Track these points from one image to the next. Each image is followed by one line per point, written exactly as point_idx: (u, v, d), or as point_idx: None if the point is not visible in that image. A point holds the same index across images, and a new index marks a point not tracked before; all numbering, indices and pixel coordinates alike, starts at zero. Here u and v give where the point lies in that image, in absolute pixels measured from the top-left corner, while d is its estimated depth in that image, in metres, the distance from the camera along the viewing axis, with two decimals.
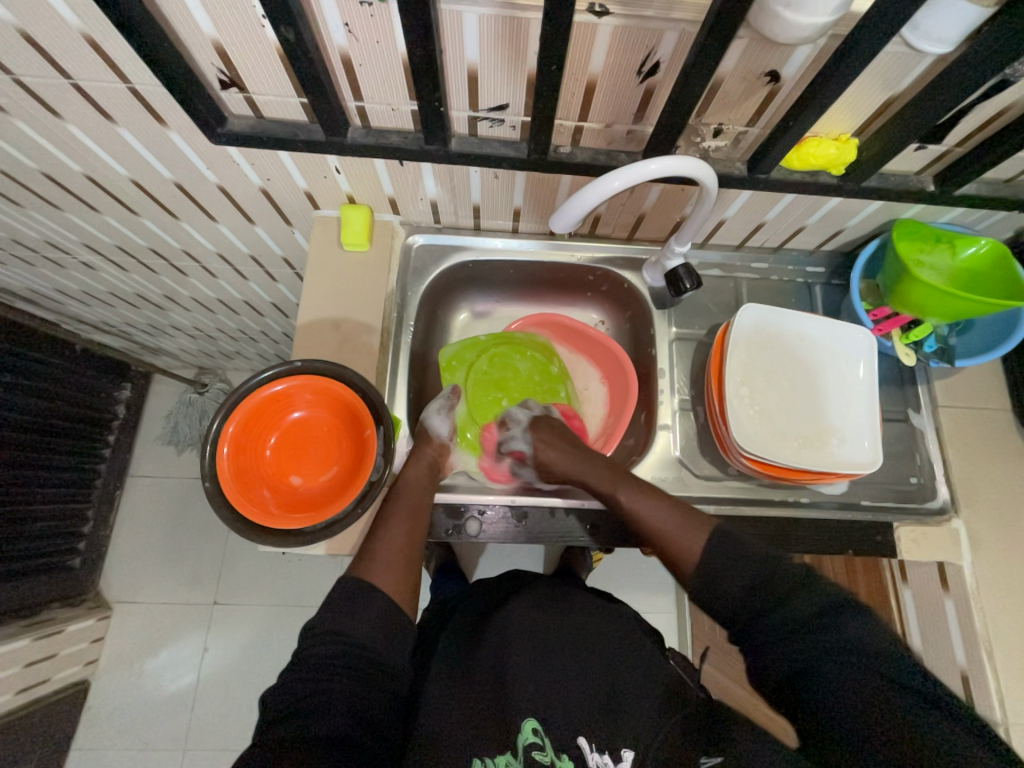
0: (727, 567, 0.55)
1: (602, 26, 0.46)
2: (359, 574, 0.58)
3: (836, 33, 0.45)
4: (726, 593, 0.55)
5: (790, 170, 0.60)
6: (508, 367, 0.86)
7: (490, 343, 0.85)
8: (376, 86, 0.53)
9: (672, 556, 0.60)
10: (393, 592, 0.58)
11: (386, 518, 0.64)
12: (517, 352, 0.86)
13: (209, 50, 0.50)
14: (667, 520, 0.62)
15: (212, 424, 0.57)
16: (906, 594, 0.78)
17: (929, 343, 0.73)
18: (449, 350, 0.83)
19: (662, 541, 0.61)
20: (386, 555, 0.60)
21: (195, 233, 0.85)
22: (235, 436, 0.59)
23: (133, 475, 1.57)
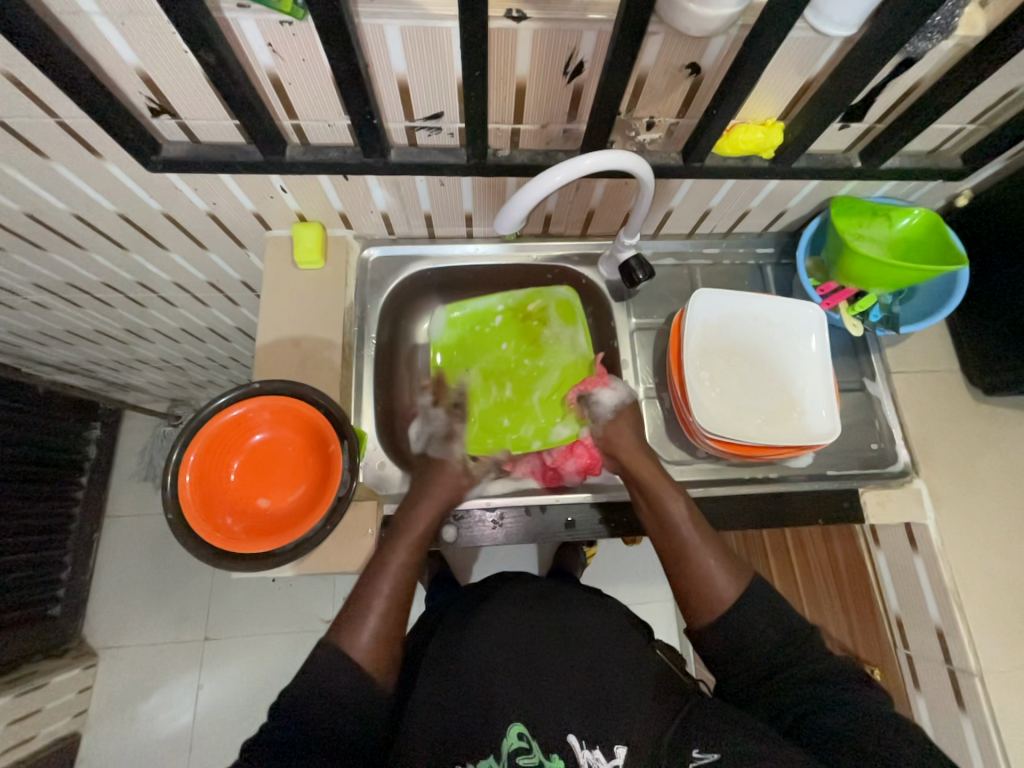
0: (762, 615, 0.58)
1: (521, 31, 0.47)
2: (337, 639, 0.56)
3: (745, 23, 0.47)
4: (755, 635, 0.57)
5: (724, 156, 0.62)
6: (490, 342, 0.86)
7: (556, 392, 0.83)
8: (310, 104, 0.54)
9: (693, 587, 0.60)
10: (366, 662, 0.56)
11: (382, 561, 0.61)
12: (482, 319, 0.86)
13: (135, 79, 0.50)
14: (721, 569, 0.60)
15: (171, 452, 0.56)
16: (880, 558, 0.80)
17: (874, 312, 0.75)
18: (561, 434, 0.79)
19: (699, 569, 0.60)
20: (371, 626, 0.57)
21: (146, 262, 0.84)
22: (197, 462, 0.58)
23: (110, 515, 1.53)
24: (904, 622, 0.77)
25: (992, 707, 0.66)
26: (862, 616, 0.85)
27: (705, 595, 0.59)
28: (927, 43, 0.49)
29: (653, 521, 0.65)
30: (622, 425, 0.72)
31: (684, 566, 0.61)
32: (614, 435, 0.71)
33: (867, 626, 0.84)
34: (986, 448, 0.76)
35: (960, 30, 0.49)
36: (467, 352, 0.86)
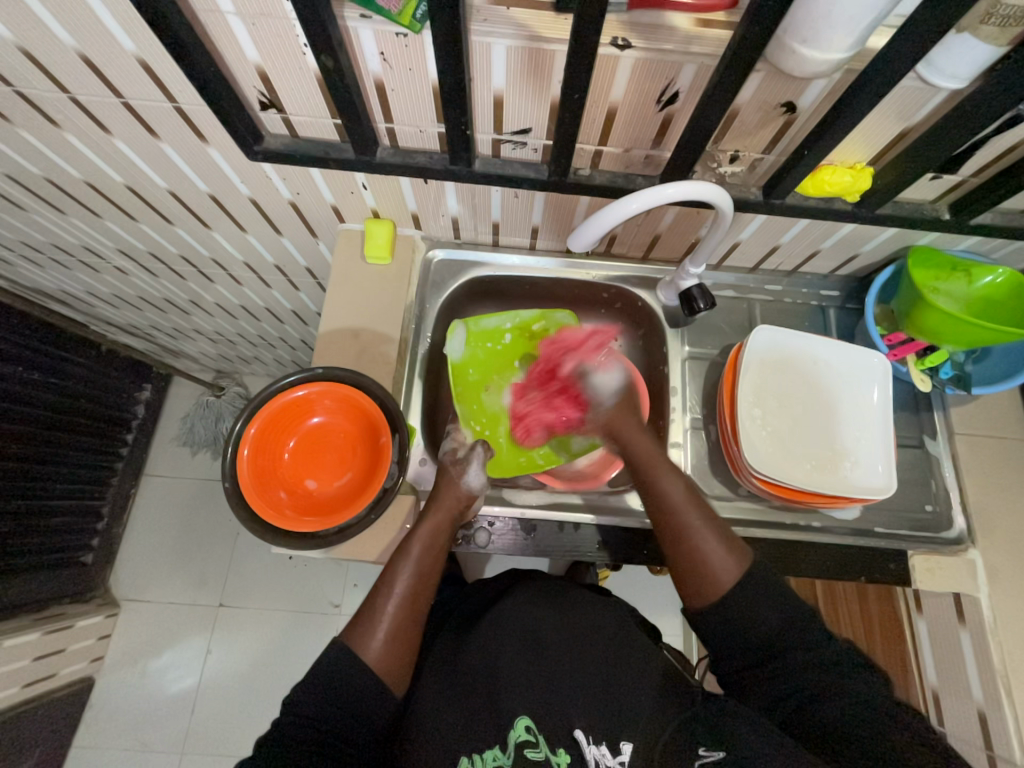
0: (769, 603, 0.57)
1: (624, 58, 0.48)
2: (349, 642, 0.56)
3: (852, 68, 0.47)
4: (764, 626, 0.55)
5: (806, 196, 0.62)
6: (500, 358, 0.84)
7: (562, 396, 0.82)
8: (406, 110, 0.56)
9: (690, 567, 0.59)
10: (380, 664, 0.56)
11: (396, 562, 0.62)
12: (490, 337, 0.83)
13: (252, 74, 0.53)
14: (722, 552, 0.59)
15: (235, 425, 0.59)
16: (921, 625, 0.77)
17: (945, 369, 0.72)
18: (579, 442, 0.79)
19: (694, 551, 0.59)
20: (384, 625, 0.57)
21: (224, 241, 0.89)
22: (256, 438, 0.61)
23: (149, 474, 1.61)
24: (941, 696, 0.73)
25: None
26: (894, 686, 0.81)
27: (699, 577, 0.58)
28: None
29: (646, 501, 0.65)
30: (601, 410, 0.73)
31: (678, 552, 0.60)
32: (615, 418, 0.72)
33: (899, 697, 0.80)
34: None
35: None
36: (483, 370, 0.83)
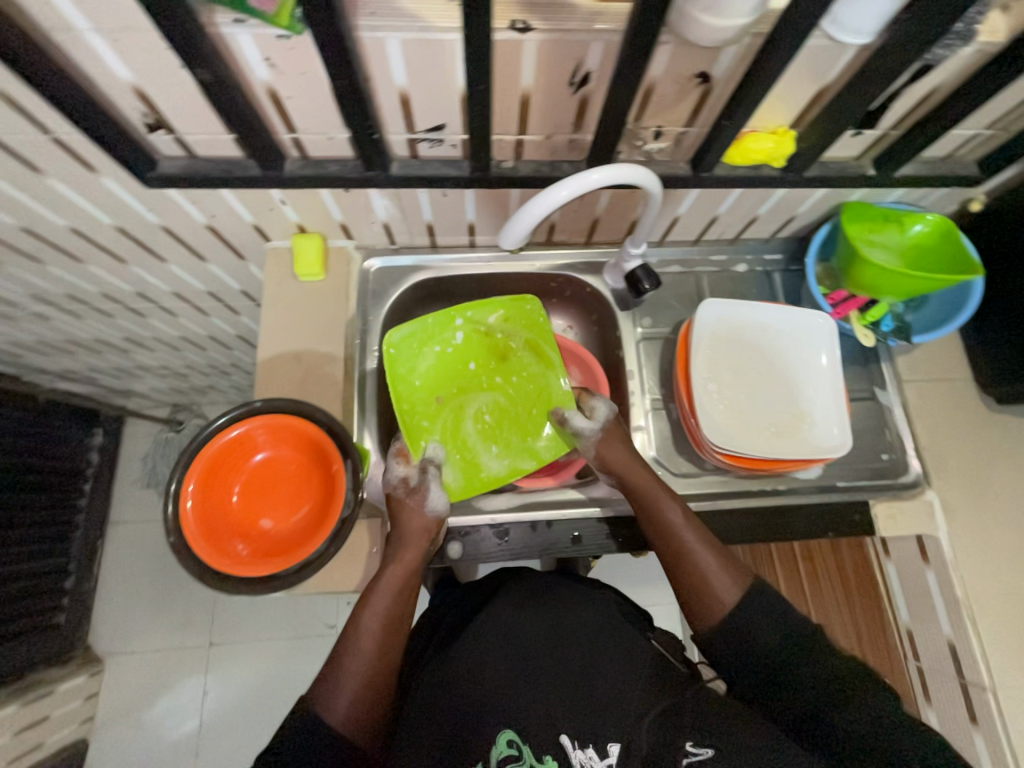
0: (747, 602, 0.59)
1: (526, 42, 0.45)
2: (315, 704, 0.55)
3: (759, 32, 0.46)
4: (759, 644, 0.57)
5: (733, 166, 0.61)
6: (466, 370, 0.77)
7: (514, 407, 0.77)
8: (308, 117, 0.52)
9: (696, 598, 0.61)
10: (348, 720, 0.54)
11: (360, 617, 0.59)
12: (441, 333, 0.75)
13: (130, 95, 0.49)
14: (720, 582, 0.60)
15: (171, 480, 0.56)
16: (890, 569, 0.80)
17: (886, 322, 0.74)
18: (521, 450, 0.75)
19: (695, 584, 0.61)
20: (348, 675, 0.56)
21: (146, 274, 0.83)
22: (197, 487, 0.57)
23: (114, 522, 1.53)
24: (915, 632, 0.76)
25: (1005, 721, 0.65)
26: (871, 630, 0.85)
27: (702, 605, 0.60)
28: (947, 50, 0.48)
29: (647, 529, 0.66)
30: (614, 442, 0.69)
31: (683, 586, 0.62)
32: (606, 452, 0.68)
33: (877, 639, 0.84)
34: (998, 458, 0.74)
35: (982, 37, 0.47)
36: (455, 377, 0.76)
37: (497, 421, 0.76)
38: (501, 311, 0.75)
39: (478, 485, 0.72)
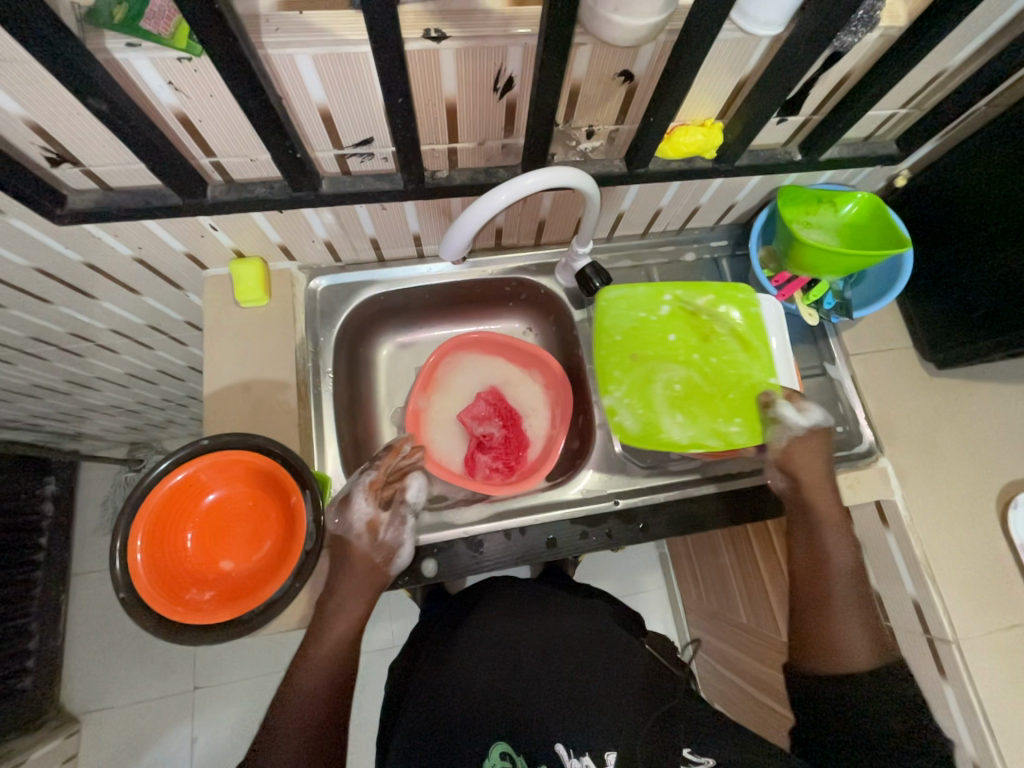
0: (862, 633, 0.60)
1: (443, 51, 0.44)
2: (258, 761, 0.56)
3: (673, 28, 0.46)
4: (847, 685, 0.58)
5: (667, 160, 0.61)
6: (656, 330, 0.74)
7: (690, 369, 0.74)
8: (227, 141, 0.50)
9: (816, 629, 0.61)
10: None
11: (297, 679, 0.60)
12: (647, 305, 0.74)
13: (25, 130, 0.45)
14: (851, 623, 0.61)
15: (114, 538, 0.52)
16: (891, 538, 0.76)
17: (828, 299, 0.76)
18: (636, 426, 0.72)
19: (832, 616, 0.61)
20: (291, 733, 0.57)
21: (76, 314, 0.78)
22: (145, 541, 0.54)
23: (77, 573, 1.45)
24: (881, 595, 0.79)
25: (969, 672, 0.67)
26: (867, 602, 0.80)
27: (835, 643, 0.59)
28: (853, 37, 0.49)
29: (800, 549, 0.66)
30: (812, 449, 0.67)
31: (816, 613, 0.62)
32: (797, 458, 0.67)
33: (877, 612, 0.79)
34: (943, 420, 0.78)
35: (883, 21, 0.49)
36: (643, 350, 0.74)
37: (685, 398, 0.73)
38: (737, 307, 0.72)
39: (649, 441, 0.70)
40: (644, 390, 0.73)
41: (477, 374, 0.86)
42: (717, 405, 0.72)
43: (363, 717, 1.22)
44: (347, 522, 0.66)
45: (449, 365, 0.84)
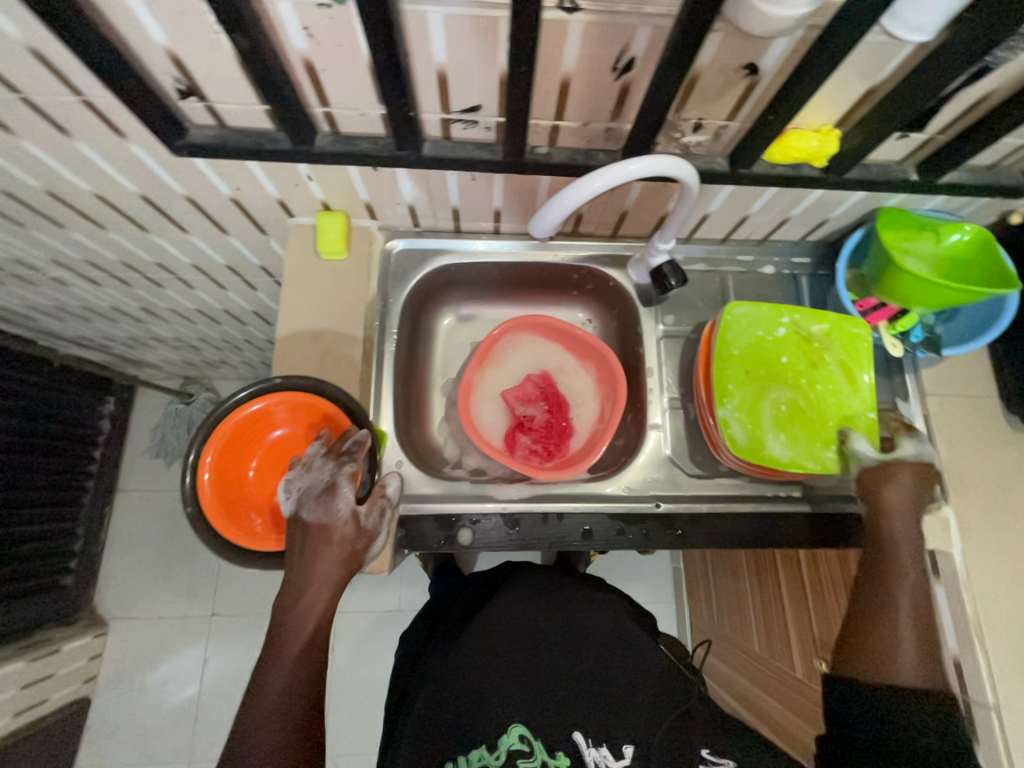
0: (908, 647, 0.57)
1: (573, 23, 0.44)
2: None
3: (814, 24, 0.44)
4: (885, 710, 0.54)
5: (772, 164, 0.59)
6: (770, 347, 0.70)
7: (805, 393, 0.69)
8: (343, 91, 0.51)
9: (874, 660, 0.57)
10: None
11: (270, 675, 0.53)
12: (766, 326, 0.71)
13: (164, 60, 0.48)
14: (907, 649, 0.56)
15: (189, 451, 0.56)
16: (940, 592, 0.70)
17: (916, 333, 0.72)
18: (747, 439, 0.67)
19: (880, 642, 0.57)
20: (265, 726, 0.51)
21: (166, 245, 0.82)
22: (213, 461, 0.57)
23: (123, 490, 1.55)
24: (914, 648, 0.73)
25: (1006, 742, 0.64)
26: None
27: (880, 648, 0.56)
28: (1008, 53, 0.46)
29: (866, 575, 0.62)
30: (901, 479, 0.61)
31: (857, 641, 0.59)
32: (883, 491, 0.61)
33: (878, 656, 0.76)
34: (1018, 478, 0.73)
35: None
36: (760, 362, 0.70)
37: (790, 420, 0.68)
38: (828, 324, 0.70)
39: (757, 460, 0.66)
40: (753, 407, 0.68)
41: (532, 358, 0.86)
42: (819, 432, 0.67)
43: (365, 670, 1.27)
44: (329, 511, 0.56)
45: (507, 345, 0.84)
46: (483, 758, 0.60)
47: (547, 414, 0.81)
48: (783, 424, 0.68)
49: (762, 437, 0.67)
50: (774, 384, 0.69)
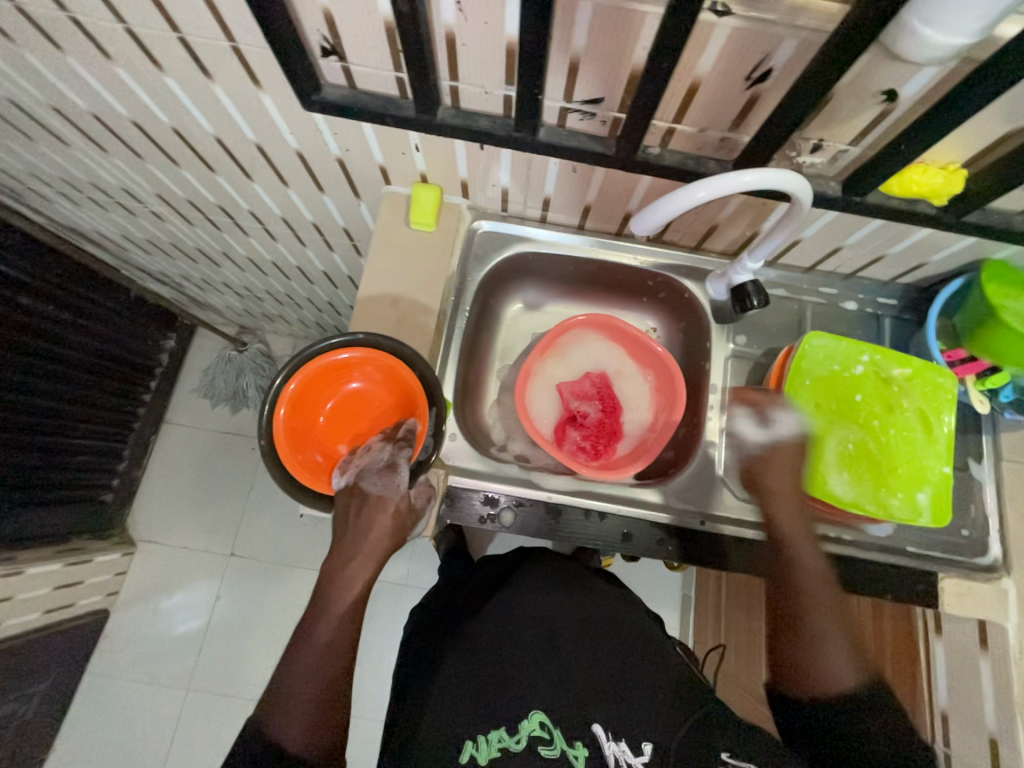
0: (828, 642, 0.58)
1: (721, 27, 0.44)
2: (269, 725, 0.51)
3: (970, 57, 0.43)
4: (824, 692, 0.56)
5: (887, 196, 0.58)
6: (846, 383, 0.68)
7: (875, 435, 0.67)
8: (475, 67, 0.53)
9: (795, 648, 0.59)
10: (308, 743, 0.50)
11: (315, 632, 0.55)
12: (843, 363, 0.69)
13: (319, 16, 0.50)
14: (828, 644, 0.57)
15: (275, 380, 0.59)
16: (984, 665, 0.66)
17: (1007, 392, 0.69)
18: (806, 470, 0.66)
19: (808, 633, 0.58)
20: (306, 684, 0.52)
21: (264, 194, 0.86)
22: (295, 395, 0.60)
23: (169, 422, 1.62)
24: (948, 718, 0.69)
25: None
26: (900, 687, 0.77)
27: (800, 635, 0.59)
28: None
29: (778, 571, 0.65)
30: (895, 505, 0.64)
31: (790, 633, 0.59)
32: (761, 475, 0.67)
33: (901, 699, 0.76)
34: None
35: None
36: (833, 396, 0.68)
37: (855, 459, 0.66)
38: (912, 369, 0.67)
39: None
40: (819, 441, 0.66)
41: (595, 357, 0.86)
42: (884, 476, 0.65)
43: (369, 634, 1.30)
44: (389, 486, 0.60)
45: (572, 340, 0.85)
46: (502, 740, 0.61)
47: (600, 415, 0.80)
48: (846, 462, 0.66)
49: (823, 470, 0.66)
50: (844, 421, 0.67)
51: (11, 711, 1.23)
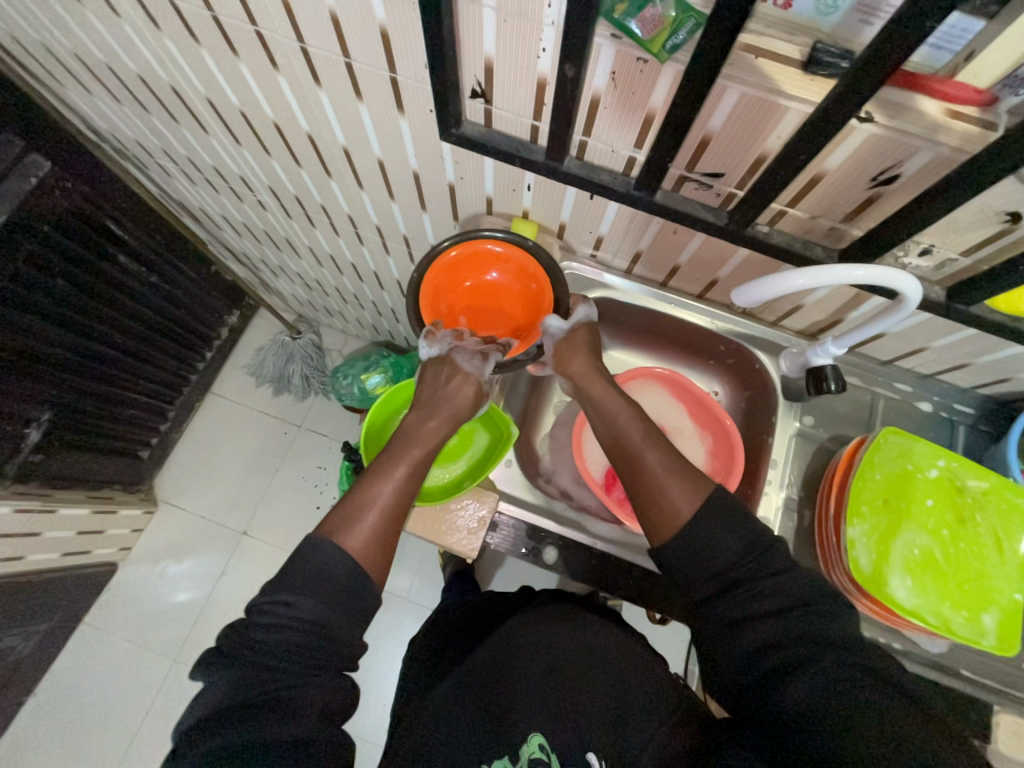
0: (724, 527, 0.58)
1: (860, 131, 0.47)
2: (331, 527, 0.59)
3: None
4: (719, 554, 0.57)
5: (990, 309, 0.58)
6: (918, 483, 0.66)
7: (944, 543, 0.64)
8: (610, 129, 0.57)
9: (649, 498, 0.62)
10: (361, 553, 0.58)
11: (378, 478, 0.64)
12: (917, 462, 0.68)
13: (480, 65, 0.56)
14: (723, 526, 0.58)
15: (445, 241, 0.71)
16: None
17: None
18: (866, 567, 0.64)
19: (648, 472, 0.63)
20: (356, 506, 0.61)
21: (368, 203, 0.92)
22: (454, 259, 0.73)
23: (214, 393, 1.68)
24: None
25: None
26: None
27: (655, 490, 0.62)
28: None
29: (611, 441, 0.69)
30: (960, 621, 0.62)
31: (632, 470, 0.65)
32: (566, 356, 0.76)
33: None
34: None
35: None
36: (903, 495, 0.66)
37: (922, 566, 0.63)
38: (988, 484, 0.66)
39: (873, 594, 0.62)
40: (887, 539, 0.64)
41: (655, 409, 0.86)
42: (950, 589, 0.63)
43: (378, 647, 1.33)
44: (476, 369, 0.75)
45: (636, 388, 0.86)
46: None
47: None
48: (913, 567, 0.63)
49: (884, 571, 0.63)
50: (913, 522, 0.65)
51: (10, 647, 1.23)
